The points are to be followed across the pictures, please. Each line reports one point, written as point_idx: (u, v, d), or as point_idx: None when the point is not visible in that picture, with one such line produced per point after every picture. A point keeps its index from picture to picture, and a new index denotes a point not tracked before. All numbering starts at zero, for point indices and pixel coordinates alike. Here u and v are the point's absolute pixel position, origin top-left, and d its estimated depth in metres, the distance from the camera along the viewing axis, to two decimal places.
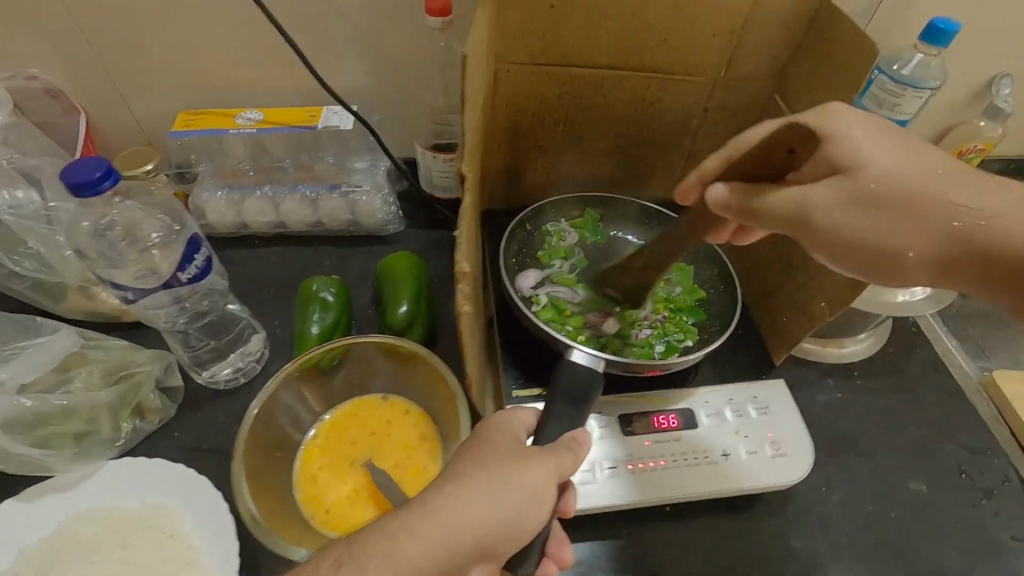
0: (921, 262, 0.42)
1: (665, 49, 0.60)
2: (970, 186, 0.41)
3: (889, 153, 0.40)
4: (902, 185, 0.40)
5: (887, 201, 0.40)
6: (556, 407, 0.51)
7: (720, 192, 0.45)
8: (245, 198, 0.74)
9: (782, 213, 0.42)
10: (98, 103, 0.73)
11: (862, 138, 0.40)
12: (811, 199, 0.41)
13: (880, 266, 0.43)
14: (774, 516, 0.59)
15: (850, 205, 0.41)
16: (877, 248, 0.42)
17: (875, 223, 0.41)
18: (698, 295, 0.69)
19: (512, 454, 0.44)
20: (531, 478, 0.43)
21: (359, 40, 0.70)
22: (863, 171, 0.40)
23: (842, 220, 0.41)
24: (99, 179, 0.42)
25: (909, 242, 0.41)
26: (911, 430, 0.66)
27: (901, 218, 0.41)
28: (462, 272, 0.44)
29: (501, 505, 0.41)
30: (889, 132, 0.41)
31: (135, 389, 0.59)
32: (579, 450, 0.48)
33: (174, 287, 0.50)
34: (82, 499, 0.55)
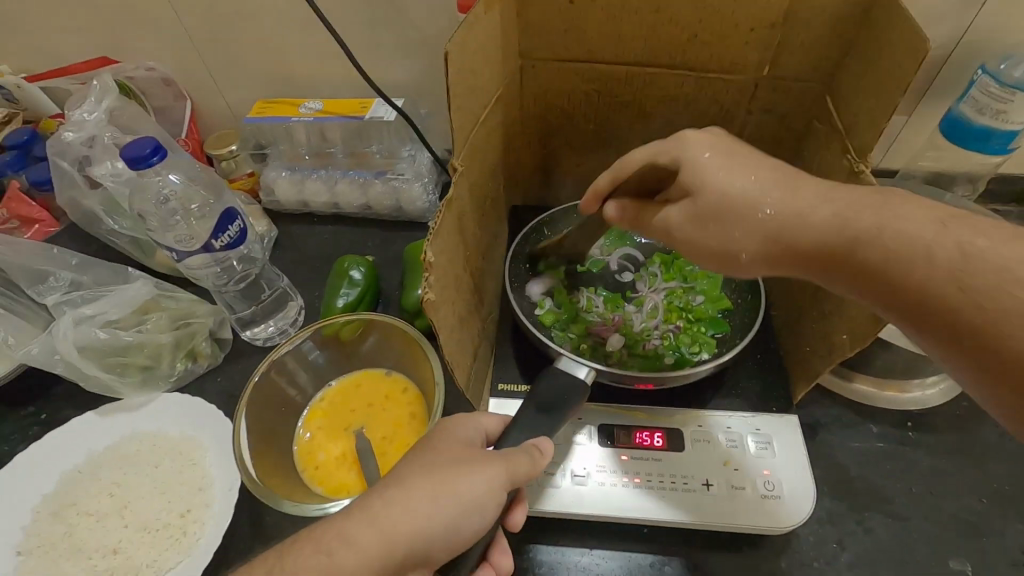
0: (756, 262, 0.45)
1: (696, 45, 0.56)
2: (787, 194, 0.43)
3: (730, 173, 0.44)
4: (731, 201, 0.44)
5: (724, 213, 0.44)
6: (526, 414, 0.51)
7: (613, 212, 0.52)
8: (304, 179, 0.82)
9: (654, 232, 0.50)
10: (202, 92, 0.86)
11: (708, 163, 0.45)
12: (670, 219, 0.48)
13: (729, 265, 0.47)
14: (766, 563, 0.53)
15: (695, 223, 0.46)
16: (719, 253, 0.46)
17: (713, 237, 0.45)
18: (722, 305, 0.62)
19: (460, 461, 0.45)
20: (475, 490, 0.44)
21: (411, 39, 0.75)
22: (701, 191, 0.45)
23: (692, 234, 0.47)
24: (149, 156, 0.51)
25: (742, 247, 0.44)
26: (966, 500, 0.56)
27: (732, 225, 0.44)
28: (429, 262, 0.45)
29: (438, 514, 0.43)
30: (731, 156, 0.45)
31: (191, 335, 0.69)
32: (538, 458, 0.47)
33: (212, 251, 0.58)
34: (140, 421, 0.66)
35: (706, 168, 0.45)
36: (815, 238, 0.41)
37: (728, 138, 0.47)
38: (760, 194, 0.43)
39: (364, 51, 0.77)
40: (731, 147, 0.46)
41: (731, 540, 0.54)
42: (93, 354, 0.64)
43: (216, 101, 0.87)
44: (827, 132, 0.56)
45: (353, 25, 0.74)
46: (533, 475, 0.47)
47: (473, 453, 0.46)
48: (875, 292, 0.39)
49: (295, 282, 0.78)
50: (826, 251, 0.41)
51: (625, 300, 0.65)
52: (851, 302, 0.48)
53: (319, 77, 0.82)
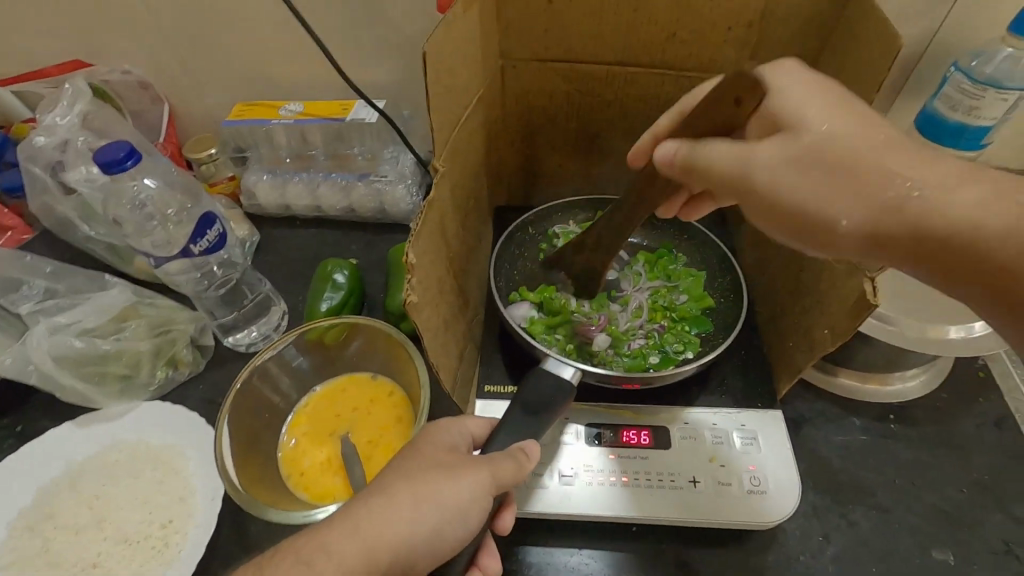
0: (849, 237, 0.39)
1: (675, 44, 0.57)
2: (913, 163, 0.38)
3: (829, 115, 0.40)
4: (843, 149, 0.39)
5: (829, 162, 0.39)
6: (513, 415, 0.51)
7: (667, 150, 0.45)
8: (286, 183, 0.81)
9: (721, 170, 0.43)
10: (180, 95, 0.84)
11: (803, 98, 0.41)
12: (755, 159, 0.41)
13: (813, 232, 0.41)
14: (753, 559, 0.54)
15: (792, 164, 0.40)
16: (817, 211, 0.40)
17: (820, 185, 0.39)
18: (705, 304, 0.62)
19: (444, 465, 0.45)
20: (461, 494, 0.44)
21: (392, 40, 0.75)
22: (801, 130, 0.40)
23: (782, 184, 0.40)
24: (123, 159, 0.50)
25: (847, 212, 0.39)
26: (947, 491, 0.57)
27: (836, 182, 0.39)
28: (411, 263, 0.45)
29: (423, 519, 0.42)
30: (837, 102, 0.40)
31: (172, 342, 0.68)
32: (524, 462, 0.46)
33: (190, 256, 0.57)
34: (118, 431, 0.65)
35: (800, 105, 0.40)
36: (954, 222, 0.36)
37: (835, 85, 0.41)
38: (863, 138, 0.38)
39: (345, 53, 0.77)
40: (835, 95, 0.41)
41: (719, 536, 0.55)
42: (69, 364, 0.63)
43: (195, 104, 0.85)
44: None
45: (334, 27, 0.74)
46: (519, 478, 0.46)
47: (457, 456, 0.46)
48: (992, 290, 0.36)
49: (278, 287, 0.77)
50: (954, 240, 0.36)
51: (609, 298, 0.65)
52: (831, 295, 0.49)
53: (301, 79, 0.81)
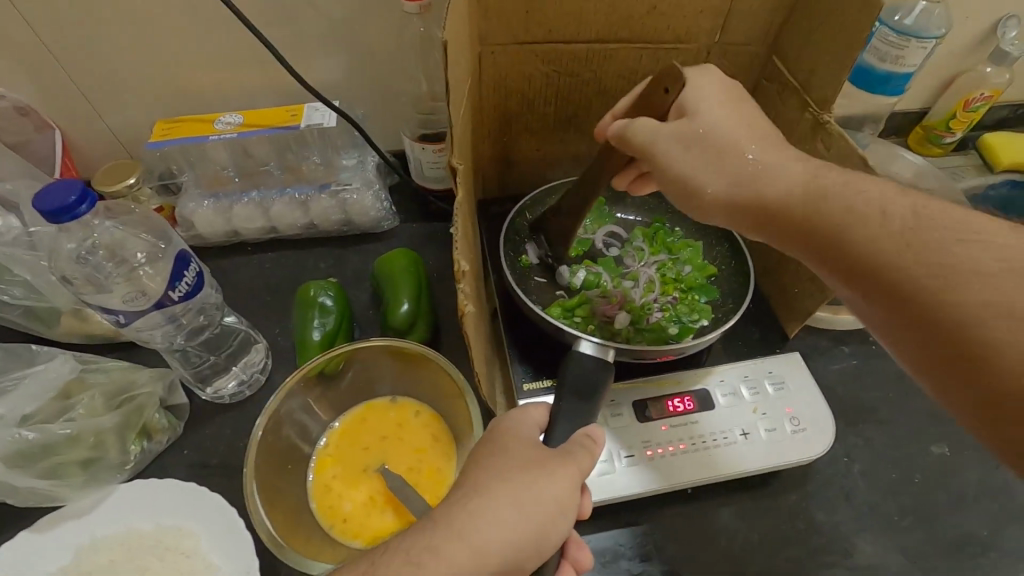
0: (715, 206, 0.46)
1: (656, 17, 0.57)
2: (772, 150, 0.45)
3: (723, 110, 0.46)
4: (722, 136, 0.45)
5: (710, 145, 0.45)
6: (564, 402, 0.49)
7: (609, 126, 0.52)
8: (233, 205, 0.72)
9: (635, 139, 0.48)
10: (72, 119, 0.71)
11: (709, 98, 0.47)
12: (656, 132, 0.47)
13: (689, 200, 0.48)
14: (796, 492, 0.58)
15: (684, 144, 0.46)
16: (685, 183, 0.47)
17: (694, 159, 0.46)
18: (709, 272, 0.65)
19: (530, 462, 0.42)
20: (554, 487, 0.41)
21: (334, 32, 0.67)
22: (698, 119, 0.46)
23: (673, 153, 0.46)
24: (74, 204, 0.41)
25: (710, 182, 0.46)
26: (929, 393, 0.65)
27: (713, 160, 0.45)
28: (462, 271, 0.42)
29: (526, 523, 0.40)
30: (730, 100, 0.47)
31: (140, 410, 0.58)
32: (592, 447, 0.45)
33: (167, 306, 0.48)
34: (95, 526, 0.55)
35: (706, 96, 0.47)
36: (783, 190, 0.44)
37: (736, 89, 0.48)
38: (739, 137, 0.45)
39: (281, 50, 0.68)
40: (731, 92, 0.48)
41: (765, 477, 0.58)
42: (20, 461, 0.52)
43: (93, 126, 0.72)
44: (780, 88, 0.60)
45: (264, 20, 0.65)
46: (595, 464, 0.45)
47: (541, 450, 0.44)
48: (855, 272, 0.41)
49: (252, 323, 0.68)
50: (787, 205, 0.43)
51: (619, 276, 0.66)
52: None
53: (228, 84, 0.71)
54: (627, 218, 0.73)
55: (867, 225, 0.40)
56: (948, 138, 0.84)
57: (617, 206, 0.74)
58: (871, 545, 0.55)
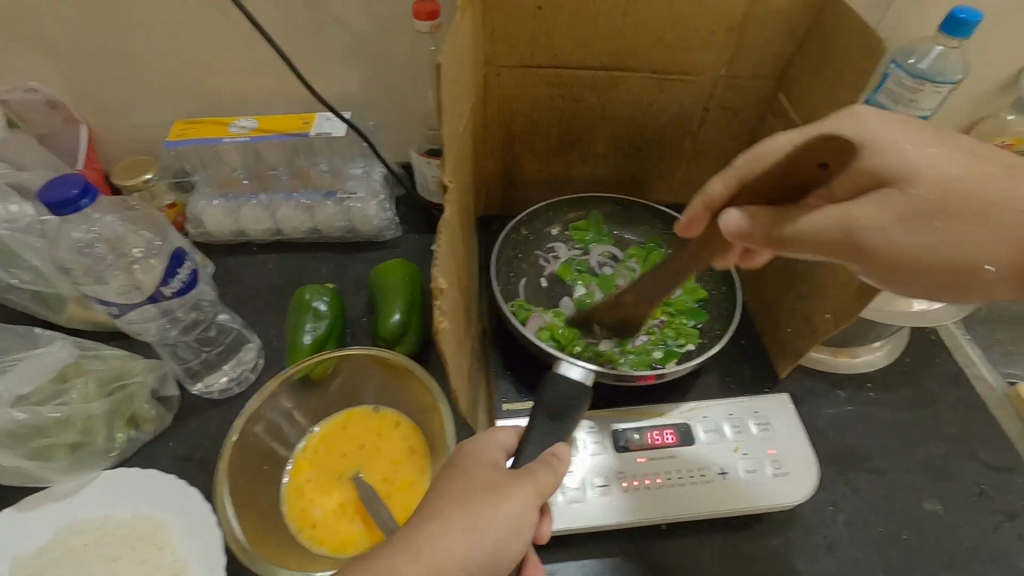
0: (1004, 279, 0.35)
1: (661, 48, 0.58)
2: None
3: (937, 158, 0.36)
4: (974, 198, 0.35)
5: (958, 214, 0.35)
6: (539, 420, 0.49)
7: (736, 220, 0.40)
8: (241, 206, 0.74)
9: (825, 234, 0.36)
10: (98, 113, 0.74)
11: (904, 148, 0.35)
12: (881, 221, 0.35)
13: (954, 280, 0.36)
14: (777, 537, 0.56)
15: (912, 224, 0.35)
16: (946, 262, 0.35)
17: (944, 238, 0.35)
18: (699, 295, 0.65)
19: (488, 483, 0.42)
20: (513, 511, 0.41)
21: (350, 46, 0.69)
22: (907, 185, 0.35)
23: (885, 239, 0.35)
24: (77, 197, 0.43)
25: (982, 255, 0.34)
26: (927, 447, 0.63)
27: (979, 235, 0.34)
28: (440, 288, 0.42)
29: (479, 540, 0.39)
30: (930, 139, 0.36)
31: (130, 399, 0.59)
32: (556, 465, 0.45)
33: (160, 300, 0.50)
34: (75, 509, 0.56)
35: (898, 150, 0.35)
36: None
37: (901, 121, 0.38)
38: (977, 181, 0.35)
39: (298, 59, 0.70)
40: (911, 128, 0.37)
41: (746, 520, 0.57)
42: (10, 441, 0.54)
43: (116, 121, 0.75)
44: (784, 124, 0.60)
45: (283, 30, 0.67)
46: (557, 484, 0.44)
47: (498, 472, 0.44)
48: None
49: (247, 321, 0.70)
50: None
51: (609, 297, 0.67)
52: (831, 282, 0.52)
53: (245, 89, 0.74)
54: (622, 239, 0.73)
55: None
56: None
57: (614, 226, 0.73)
58: None
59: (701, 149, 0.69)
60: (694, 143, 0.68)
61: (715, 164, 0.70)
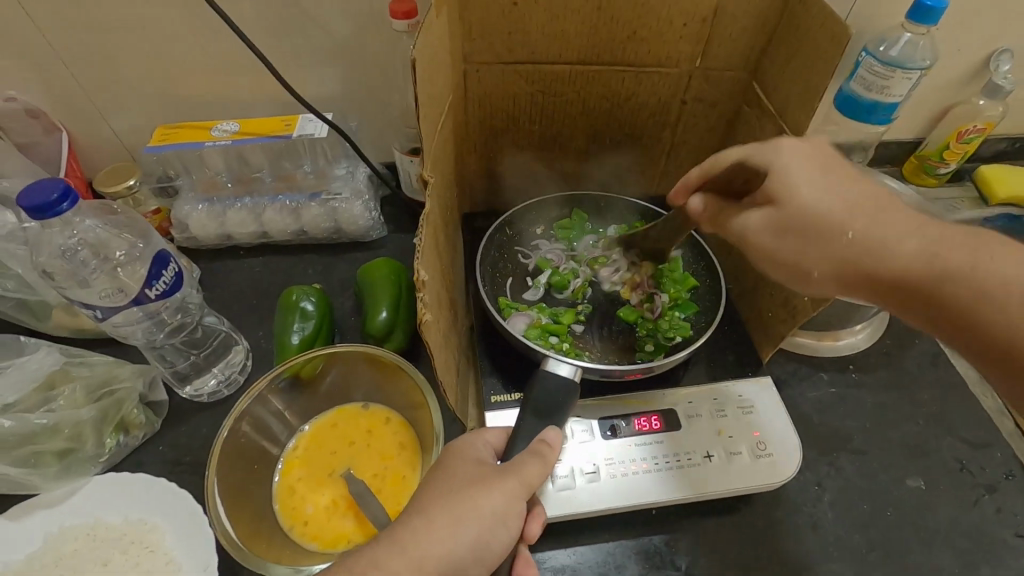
0: (828, 284, 0.45)
1: (635, 42, 0.59)
2: (876, 223, 0.43)
3: (818, 186, 0.45)
4: (817, 223, 0.44)
5: (805, 231, 0.45)
6: (524, 419, 0.48)
7: (696, 206, 0.52)
8: (226, 210, 0.74)
9: (730, 233, 0.50)
10: (79, 121, 0.74)
11: (796, 177, 0.45)
12: (748, 227, 0.48)
13: (797, 281, 0.47)
14: (763, 518, 0.57)
15: (775, 234, 0.46)
16: (791, 265, 0.46)
17: (790, 248, 0.46)
18: (691, 284, 0.66)
19: (471, 480, 0.43)
20: (493, 503, 0.41)
21: (329, 48, 0.70)
22: (785, 204, 0.45)
23: (766, 246, 0.47)
24: (57, 201, 0.43)
25: (816, 264, 0.45)
26: (907, 427, 0.64)
27: (813, 247, 0.44)
28: (422, 281, 0.43)
29: (462, 536, 0.40)
30: (824, 173, 0.45)
31: (118, 404, 0.59)
32: (547, 452, 0.45)
33: (144, 303, 0.51)
34: (66, 515, 0.56)
35: (793, 178, 0.45)
36: (905, 268, 0.41)
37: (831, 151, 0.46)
38: (844, 215, 0.43)
39: (278, 62, 0.71)
40: (828, 161, 0.45)
41: (733, 503, 0.58)
42: None
43: (97, 128, 0.75)
44: (758, 113, 0.61)
45: (261, 34, 0.68)
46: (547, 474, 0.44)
47: (483, 468, 0.44)
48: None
49: (235, 324, 0.70)
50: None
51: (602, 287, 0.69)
52: None
53: (226, 93, 0.74)
54: (608, 231, 0.73)
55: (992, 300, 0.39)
56: (942, 168, 0.83)
57: (599, 221, 0.74)
58: None
59: (680, 140, 0.70)
60: (673, 135, 0.69)
61: (694, 154, 0.71)
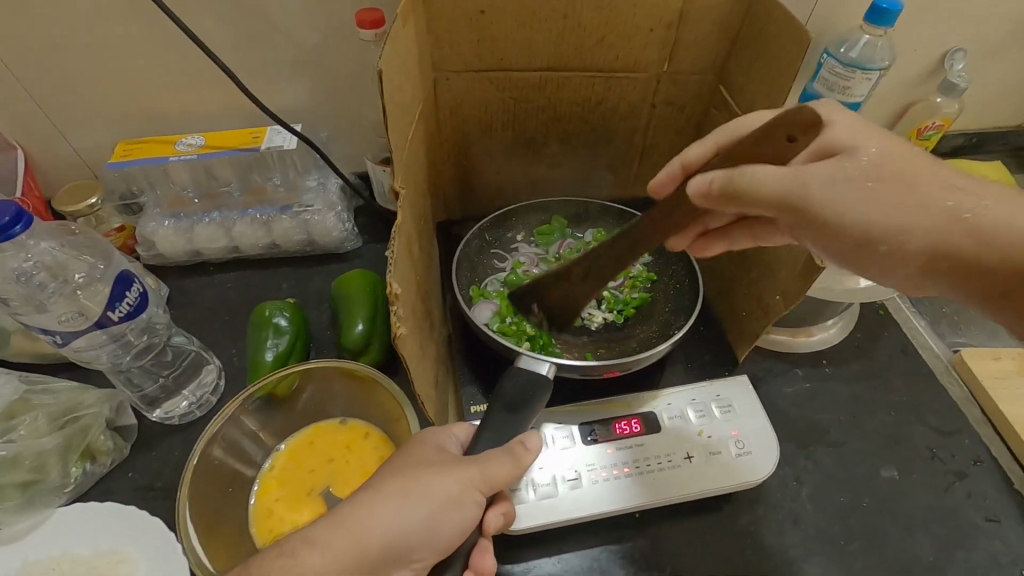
0: (913, 254, 0.41)
1: (604, 47, 0.60)
2: (945, 179, 0.41)
3: (879, 141, 0.42)
4: (902, 172, 0.41)
5: (888, 179, 0.41)
6: (494, 415, 0.48)
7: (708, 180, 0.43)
8: (194, 226, 0.72)
9: (776, 191, 0.41)
10: (37, 139, 0.71)
11: (854, 132, 0.42)
12: (810, 176, 0.41)
13: (861, 249, 0.42)
14: (745, 515, 0.58)
15: (855, 183, 0.41)
16: (866, 230, 0.41)
17: (867, 202, 0.40)
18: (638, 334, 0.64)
19: (430, 463, 0.44)
20: (443, 489, 0.42)
21: (295, 59, 0.69)
22: (857, 155, 0.41)
23: (845, 203, 0.41)
24: (9, 224, 0.42)
25: (909, 228, 0.40)
26: (881, 416, 0.65)
27: (898, 200, 0.40)
28: (395, 293, 0.42)
29: (410, 514, 0.41)
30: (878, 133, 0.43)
31: (83, 432, 0.57)
32: (522, 455, 0.45)
33: (107, 325, 0.50)
34: (29, 550, 0.54)
35: (855, 133, 0.42)
36: (997, 237, 0.39)
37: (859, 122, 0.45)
38: (924, 169, 0.41)
39: (243, 74, 0.69)
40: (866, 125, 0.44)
41: (715, 501, 0.58)
42: None
43: (55, 146, 0.72)
44: (726, 116, 0.62)
45: (223, 46, 0.66)
46: (517, 474, 0.44)
47: (443, 455, 0.45)
48: None
49: (206, 342, 0.68)
50: None
51: None
52: (780, 264, 0.54)
53: (190, 106, 0.72)
54: (585, 236, 0.73)
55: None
56: None
57: (576, 226, 0.74)
58: (818, 570, 0.55)
59: (651, 142, 0.70)
60: (644, 139, 0.70)
61: (665, 157, 0.72)
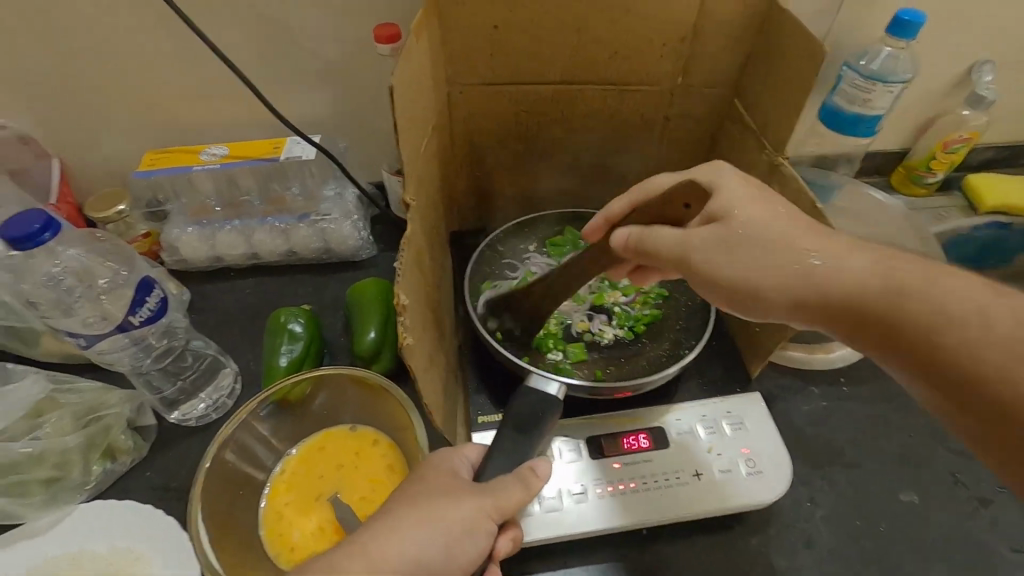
0: (782, 306, 0.45)
1: (616, 61, 0.60)
2: (823, 239, 0.44)
3: (760, 207, 0.46)
4: (767, 234, 0.45)
5: (751, 242, 0.45)
6: (505, 435, 0.48)
7: (623, 234, 0.49)
8: (216, 233, 0.75)
9: (667, 253, 0.47)
10: (71, 148, 0.75)
11: (739, 197, 0.46)
12: (688, 240, 0.47)
13: (744, 304, 0.47)
14: (756, 536, 0.56)
15: (722, 246, 0.46)
16: (743, 285, 0.46)
17: (732, 264, 0.46)
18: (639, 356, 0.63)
19: (446, 492, 0.44)
20: (460, 516, 0.42)
21: (315, 72, 0.71)
22: (734, 220, 0.46)
23: (716, 262, 0.46)
24: (39, 231, 0.44)
25: (768, 284, 0.45)
26: (900, 438, 0.64)
27: (765, 259, 0.45)
28: (403, 304, 0.42)
29: (429, 542, 0.41)
30: (761, 197, 0.46)
31: (106, 431, 0.59)
32: (534, 482, 0.45)
33: (129, 329, 0.51)
34: (50, 545, 0.56)
35: (736, 198, 0.46)
36: (838, 289, 0.42)
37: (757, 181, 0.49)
38: (797, 232, 0.44)
39: (265, 87, 0.72)
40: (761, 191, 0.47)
41: (725, 521, 0.57)
42: None
43: (88, 155, 0.76)
44: (740, 129, 0.61)
45: (247, 60, 0.69)
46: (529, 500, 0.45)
47: (456, 482, 0.45)
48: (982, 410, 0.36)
49: (224, 346, 0.70)
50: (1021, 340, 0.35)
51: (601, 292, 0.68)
52: None
53: (215, 117, 0.75)
54: None
55: (964, 328, 0.37)
56: (930, 178, 0.83)
57: None
58: None
59: (665, 155, 0.70)
60: (658, 152, 0.70)
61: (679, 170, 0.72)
